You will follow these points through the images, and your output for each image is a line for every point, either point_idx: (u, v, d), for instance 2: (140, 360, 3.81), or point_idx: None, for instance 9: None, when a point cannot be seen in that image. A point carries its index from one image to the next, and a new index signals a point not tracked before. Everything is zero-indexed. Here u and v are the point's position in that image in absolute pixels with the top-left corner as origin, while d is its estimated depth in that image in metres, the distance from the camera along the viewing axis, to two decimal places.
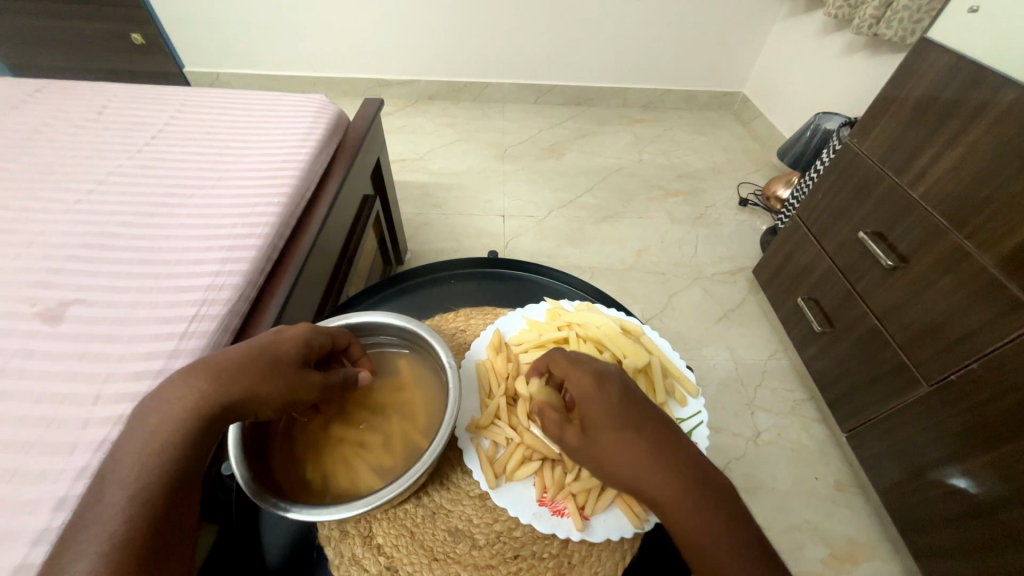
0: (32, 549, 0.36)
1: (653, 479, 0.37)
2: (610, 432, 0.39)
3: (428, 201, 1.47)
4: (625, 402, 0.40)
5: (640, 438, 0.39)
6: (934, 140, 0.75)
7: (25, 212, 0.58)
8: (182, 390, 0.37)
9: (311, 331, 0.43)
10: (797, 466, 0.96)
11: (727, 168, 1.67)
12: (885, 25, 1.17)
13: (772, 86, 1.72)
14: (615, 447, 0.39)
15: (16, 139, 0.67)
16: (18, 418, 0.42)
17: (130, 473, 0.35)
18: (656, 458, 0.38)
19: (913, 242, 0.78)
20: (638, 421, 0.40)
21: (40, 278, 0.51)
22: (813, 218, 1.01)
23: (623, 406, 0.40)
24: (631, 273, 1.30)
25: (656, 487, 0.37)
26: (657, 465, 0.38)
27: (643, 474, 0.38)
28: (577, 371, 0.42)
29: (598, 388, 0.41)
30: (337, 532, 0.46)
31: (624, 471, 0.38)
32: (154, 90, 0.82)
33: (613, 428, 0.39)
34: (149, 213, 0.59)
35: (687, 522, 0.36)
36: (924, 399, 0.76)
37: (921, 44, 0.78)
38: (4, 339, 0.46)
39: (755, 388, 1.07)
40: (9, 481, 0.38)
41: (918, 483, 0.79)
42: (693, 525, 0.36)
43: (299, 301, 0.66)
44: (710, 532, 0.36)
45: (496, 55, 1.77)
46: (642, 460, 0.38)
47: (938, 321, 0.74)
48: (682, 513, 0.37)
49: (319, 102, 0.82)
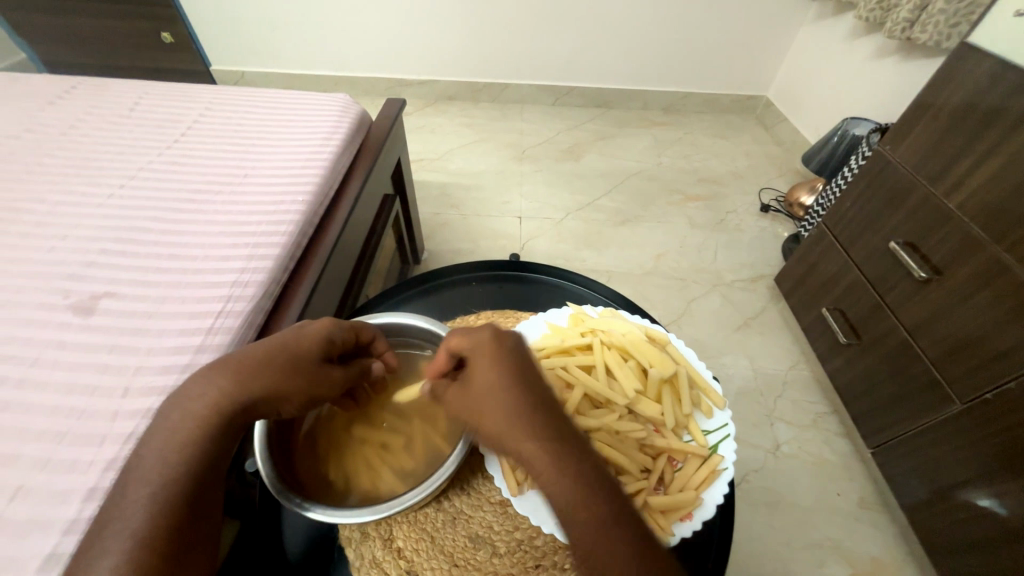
0: (63, 538, 0.37)
1: (537, 437, 0.40)
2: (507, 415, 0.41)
3: (446, 200, 1.47)
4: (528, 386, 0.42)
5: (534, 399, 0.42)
6: (973, 148, 0.72)
7: (61, 206, 0.59)
8: (205, 389, 0.37)
9: (332, 327, 0.43)
10: (818, 481, 0.94)
11: (749, 173, 1.64)
12: (919, 29, 1.13)
13: (798, 90, 1.68)
14: (511, 406, 0.41)
15: (53, 134, 0.69)
16: (51, 408, 0.43)
17: (156, 469, 0.35)
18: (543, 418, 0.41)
19: (948, 254, 0.75)
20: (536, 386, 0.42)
21: (74, 271, 0.52)
22: (840, 227, 0.98)
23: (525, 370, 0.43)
24: (649, 278, 1.28)
25: (541, 444, 0.39)
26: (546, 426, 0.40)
27: (527, 432, 0.40)
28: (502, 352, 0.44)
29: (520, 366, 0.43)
30: (358, 533, 0.47)
31: (513, 428, 0.40)
32: (184, 88, 0.83)
33: (511, 388, 0.42)
34: (177, 209, 0.60)
35: (563, 481, 0.38)
36: (956, 418, 0.73)
37: (961, 49, 0.75)
38: (39, 330, 0.47)
39: (775, 399, 1.05)
40: (42, 470, 0.39)
41: (946, 504, 0.76)
42: (568, 485, 0.38)
43: (321, 299, 0.66)
44: (586, 494, 0.38)
45: (516, 56, 1.77)
46: (531, 419, 0.40)
47: (973, 337, 0.71)
48: (562, 473, 0.38)
49: (343, 101, 0.82)
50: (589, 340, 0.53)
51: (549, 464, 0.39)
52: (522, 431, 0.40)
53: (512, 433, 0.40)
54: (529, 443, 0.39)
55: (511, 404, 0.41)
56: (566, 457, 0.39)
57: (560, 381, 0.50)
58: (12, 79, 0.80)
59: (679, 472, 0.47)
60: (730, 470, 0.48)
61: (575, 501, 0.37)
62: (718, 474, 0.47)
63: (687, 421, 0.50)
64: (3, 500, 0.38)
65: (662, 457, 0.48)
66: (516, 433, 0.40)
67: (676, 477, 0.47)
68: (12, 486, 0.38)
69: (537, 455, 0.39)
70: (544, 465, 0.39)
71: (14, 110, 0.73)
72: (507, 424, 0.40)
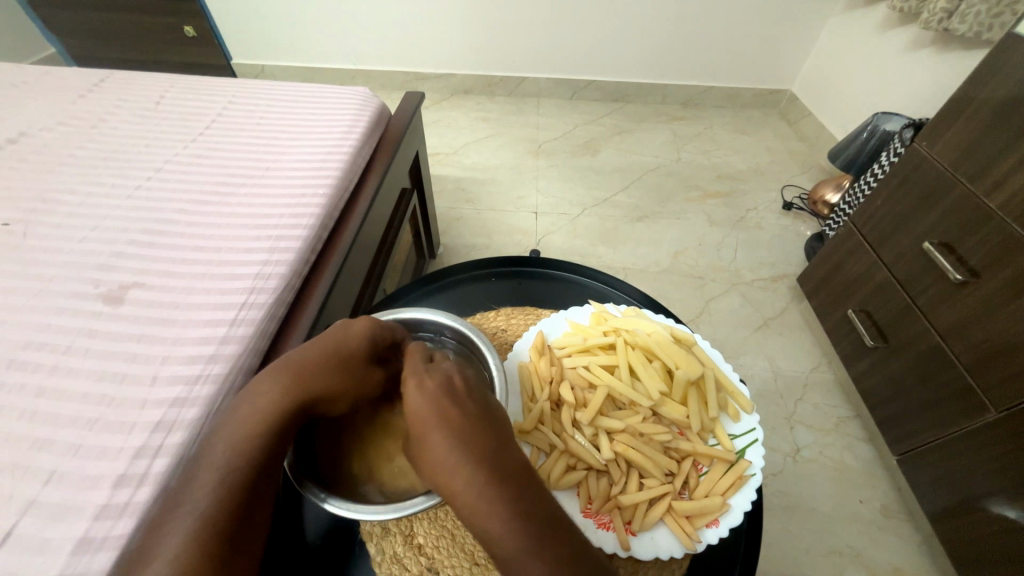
0: (94, 523, 0.37)
1: (465, 476, 0.36)
2: (440, 442, 0.38)
3: (461, 195, 1.46)
4: (460, 410, 0.39)
5: (466, 433, 0.38)
6: (1017, 145, 0.68)
7: (90, 197, 0.60)
8: (270, 386, 0.41)
9: (379, 328, 0.45)
10: (840, 487, 0.91)
11: (771, 170, 1.60)
12: (958, 20, 1.08)
13: (824, 84, 1.63)
14: (439, 440, 0.38)
15: (83, 127, 0.71)
16: (83, 395, 0.43)
17: (219, 459, 0.37)
18: (475, 454, 0.37)
19: (986, 256, 0.72)
20: (471, 417, 0.39)
21: (103, 261, 0.53)
22: (870, 226, 0.95)
23: (461, 400, 0.40)
24: (665, 275, 1.26)
25: (467, 482, 0.36)
26: (476, 463, 0.37)
27: (457, 468, 0.36)
28: (434, 375, 0.41)
29: (448, 389, 0.40)
30: (379, 529, 0.47)
31: (441, 466, 0.37)
32: (207, 81, 0.83)
33: (440, 421, 0.39)
34: (202, 201, 0.61)
35: (492, 524, 0.35)
36: (990, 426, 0.70)
37: (1006, 41, 0.72)
38: (70, 318, 0.48)
39: (795, 402, 1.02)
40: (75, 455, 0.40)
41: (974, 514, 0.74)
42: (497, 528, 0.34)
43: (341, 291, 0.66)
44: (516, 539, 0.34)
45: (533, 51, 1.75)
46: (457, 455, 0.37)
47: (1009, 345, 0.68)
48: (492, 515, 0.35)
49: (363, 94, 0.82)
50: (612, 340, 0.53)
51: (476, 506, 0.35)
52: (448, 470, 0.37)
53: (438, 471, 0.37)
54: (455, 482, 0.36)
55: (437, 440, 0.38)
56: (493, 492, 0.35)
57: (582, 381, 0.51)
58: (43, 72, 0.82)
59: (704, 478, 0.47)
60: (758, 476, 0.47)
61: (504, 544, 0.34)
62: (745, 480, 0.46)
63: (713, 425, 0.49)
64: (38, 483, 0.39)
65: (687, 461, 0.48)
66: (444, 468, 0.37)
67: (701, 482, 0.47)
68: (47, 470, 0.39)
69: (463, 494, 0.36)
70: (471, 504, 0.36)
71: (45, 104, 0.74)
72: (433, 461, 0.37)
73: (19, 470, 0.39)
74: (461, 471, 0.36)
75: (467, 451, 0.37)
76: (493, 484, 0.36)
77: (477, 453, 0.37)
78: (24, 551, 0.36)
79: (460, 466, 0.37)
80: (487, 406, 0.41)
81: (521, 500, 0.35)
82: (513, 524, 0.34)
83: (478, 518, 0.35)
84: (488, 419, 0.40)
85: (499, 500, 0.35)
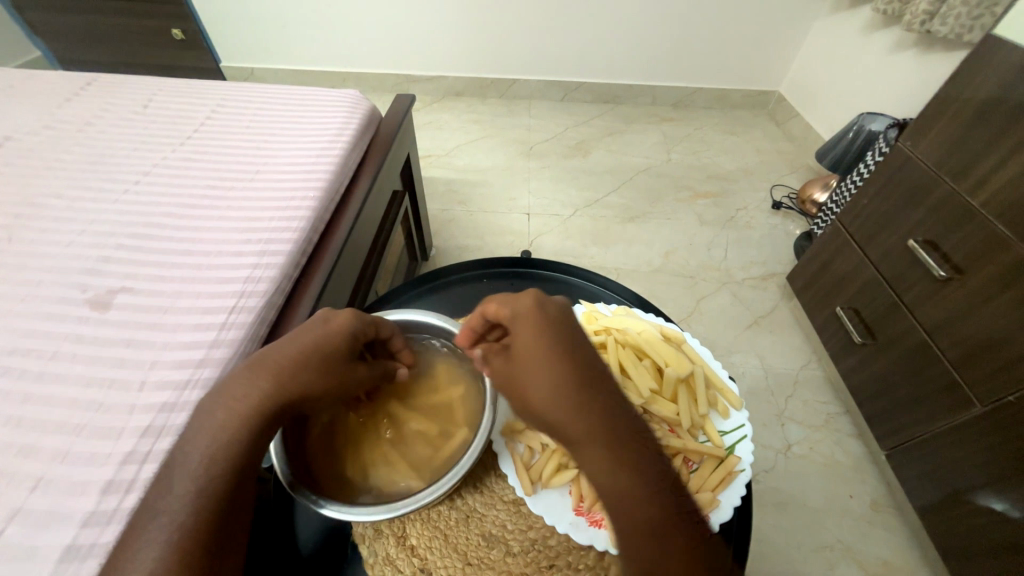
0: (82, 530, 0.37)
1: (591, 415, 0.36)
2: (563, 377, 0.37)
3: (453, 197, 1.47)
4: (576, 348, 0.39)
5: (577, 370, 0.37)
6: (997, 145, 0.70)
7: (78, 201, 0.59)
8: (246, 389, 0.38)
9: (358, 322, 0.44)
10: (830, 482, 0.92)
11: (760, 170, 1.61)
12: (939, 22, 1.10)
13: (811, 85, 1.65)
14: (552, 373, 0.37)
15: (69, 131, 0.70)
16: (70, 401, 0.43)
17: (194, 467, 0.36)
18: (586, 392, 0.37)
19: (970, 253, 0.74)
20: (578, 356, 0.39)
21: (90, 266, 0.53)
22: (857, 225, 0.96)
23: (566, 336, 0.39)
24: (657, 275, 1.27)
25: (592, 419, 0.36)
26: (587, 402, 0.36)
27: (581, 406, 0.36)
28: (542, 310, 0.40)
29: (558, 327, 0.40)
30: (371, 531, 0.47)
31: (563, 403, 0.36)
32: (195, 84, 0.83)
33: (551, 356, 0.38)
34: (191, 204, 0.60)
35: (607, 462, 0.35)
36: (975, 420, 0.72)
37: (986, 43, 0.73)
38: (56, 324, 0.48)
39: (786, 399, 1.04)
40: (62, 462, 0.40)
41: (961, 506, 0.75)
42: (621, 467, 0.35)
43: (332, 294, 0.66)
44: (638, 478, 0.35)
45: (524, 54, 1.76)
46: (581, 394, 0.36)
47: (994, 339, 0.70)
48: (614, 455, 0.35)
49: (354, 97, 0.82)
50: (604, 339, 0.53)
51: (602, 442, 0.35)
52: (574, 407, 0.36)
53: (555, 399, 0.37)
54: (569, 417, 0.36)
55: (558, 377, 0.37)
56: (616, 434, 0.36)
57: None
58: (28, 75, 0.81)
59: (695, 473, 0.47)
60: (747, 472, 0.47)
61: (615, 481, 0.35)
62: (734, 476, 0.47)
63: (704, 421, 0.50)
64: (24, 491, 0.38)
65: (677, 458, 0.48)
66: (555, 406, 0.36)
67: (691, 478, 0.47)
68: (33, 477, 0.39)
69: (580, 431, 0.36)
70: (584, 441, 0.35)
71: (32, 107, 0.74)
72: (544, 397, 0.37)
73: (6, 477, 0.38)
74: (576, 408, 0.36)
75: (581, 388, 0.37)
76: (605, 424, 0.36)
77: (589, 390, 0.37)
78: (9, 561, 0.35)
79: (584, 406, 0.36)
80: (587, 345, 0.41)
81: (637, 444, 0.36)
82: (636, 464, 0.35)
83: (590, 457, 0.35)
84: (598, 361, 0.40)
85: (621, 442, 0.36)
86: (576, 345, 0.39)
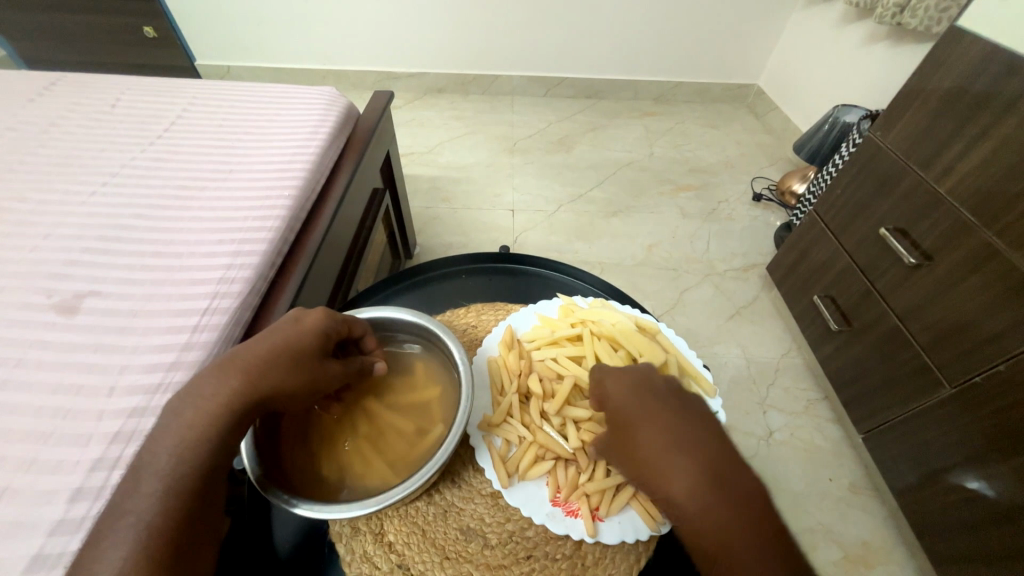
0: (50, 539, 0.36)
1: (685, 476, 0.36)
2: (652, 439, 0.39)
3: (437, 194, 1.46)
4: (664, 409, 0.40)
5: (671, 431, 0.39)
6: (962, 134, 0.72)
7: (42, 204, 0.58)
8: (217, 388, 0.38)
9: (331, 320, 0.44)
10: (810, 466, 0.95)
11: (740, 162, 1.64)
12: (910, 14, 1.13)
13: (789, 78, 1.68)
14: (652, 435, 0.39)
15: (32, 132, 0.68)
16: (36, 408, 0.42)
17: (163, 466, 0.35)
18: (682, 452, 0.37)
19: (937, 240, 0.76)
20: (682, 415, 0.40)
21: (55, 270, 0.51)
22: (832, 215, 0.98)
23: (665, 398, 0.41)
24: (641, 269, 1.28)
25: (687, 481, 0.36)
26: (684, 463, 0.37)
27: (672, 468, 0.37)
28: (620, 378, 0.44)
29: (640, 390, 0.42)
30: (348, 529, 0.47)
31: (654, 464, 0.38)
32: (165, 83, 0.81)
33: (651, 418, 0.40)
34: (162, 205, 0.59)
35: (721, 525, 0.34)
36: (946, 402, 0.74)
37: (950, 33, 0.75)
38: (20, 330, 0.46)
39: (767, 387, 1.06)
40: (27, 471, 0.39)
41: (935, 485, 0.78)
42: (721, 529, 0.34)
43: (310, 294, 0.65)
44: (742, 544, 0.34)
45: (505, 49, 1.75)
46: (673, 455, 0.37)
47: (963, 322, 0.72)
48: (713, 518, 0.35)
49: (330, 94, 0.81)
50: (579, 331, 0.54)
51: (699, 503, 0.35)
52: (665, 469, 0.37)
53: (647, 460, 0.38)
54: (665, 476, 0.37)
55: (647, 439, 0.39)
56: (715, 496, 0.35)
57: (550, 372, 0.52)
58: None
59: None
60: None
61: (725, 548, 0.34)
62: None
63: None
64: None
65: None
66: (660, 466, 0.37)
67: None
68: None
69: (685, 494, 0.36)
70: (692, 506, 0.36)
71: None
72: (638, 457, 0.39)
73: None
74: (682, 468, 0.37)
75: (686, 448, 0.37)
76: (715, 483, 0.36)
77: (697, 448, 0.37)
78: None
79: (676, 468, 0.37)
80: (690, 404, 0.41)
81: (739, 506, 0.35)
82: (739, 526, 0.34)
83: (703, 521, 0.35)
84: (697, 420, 0.40)
85: (722, 504, 0.35)
86: (666, 405, 0.41)
